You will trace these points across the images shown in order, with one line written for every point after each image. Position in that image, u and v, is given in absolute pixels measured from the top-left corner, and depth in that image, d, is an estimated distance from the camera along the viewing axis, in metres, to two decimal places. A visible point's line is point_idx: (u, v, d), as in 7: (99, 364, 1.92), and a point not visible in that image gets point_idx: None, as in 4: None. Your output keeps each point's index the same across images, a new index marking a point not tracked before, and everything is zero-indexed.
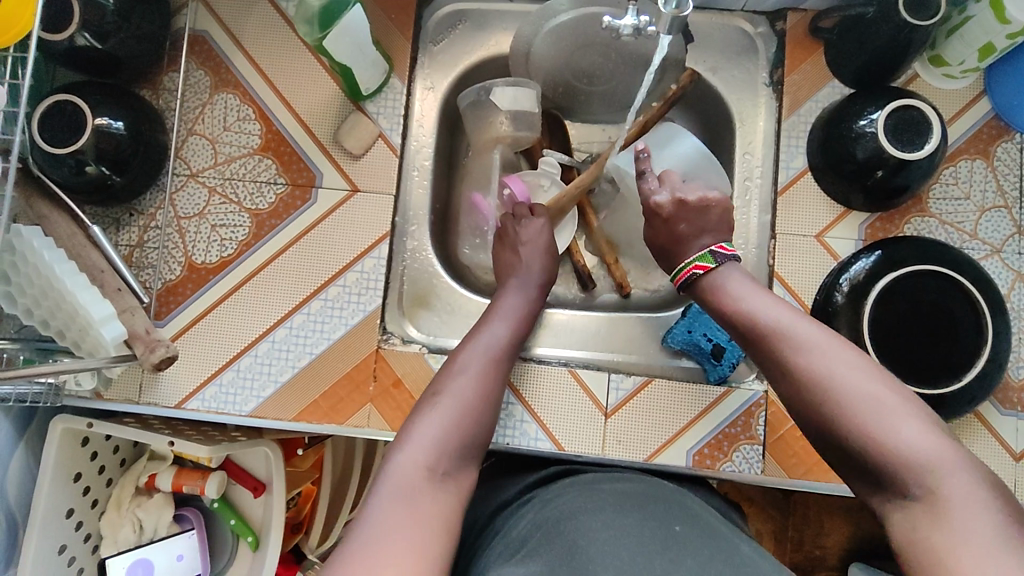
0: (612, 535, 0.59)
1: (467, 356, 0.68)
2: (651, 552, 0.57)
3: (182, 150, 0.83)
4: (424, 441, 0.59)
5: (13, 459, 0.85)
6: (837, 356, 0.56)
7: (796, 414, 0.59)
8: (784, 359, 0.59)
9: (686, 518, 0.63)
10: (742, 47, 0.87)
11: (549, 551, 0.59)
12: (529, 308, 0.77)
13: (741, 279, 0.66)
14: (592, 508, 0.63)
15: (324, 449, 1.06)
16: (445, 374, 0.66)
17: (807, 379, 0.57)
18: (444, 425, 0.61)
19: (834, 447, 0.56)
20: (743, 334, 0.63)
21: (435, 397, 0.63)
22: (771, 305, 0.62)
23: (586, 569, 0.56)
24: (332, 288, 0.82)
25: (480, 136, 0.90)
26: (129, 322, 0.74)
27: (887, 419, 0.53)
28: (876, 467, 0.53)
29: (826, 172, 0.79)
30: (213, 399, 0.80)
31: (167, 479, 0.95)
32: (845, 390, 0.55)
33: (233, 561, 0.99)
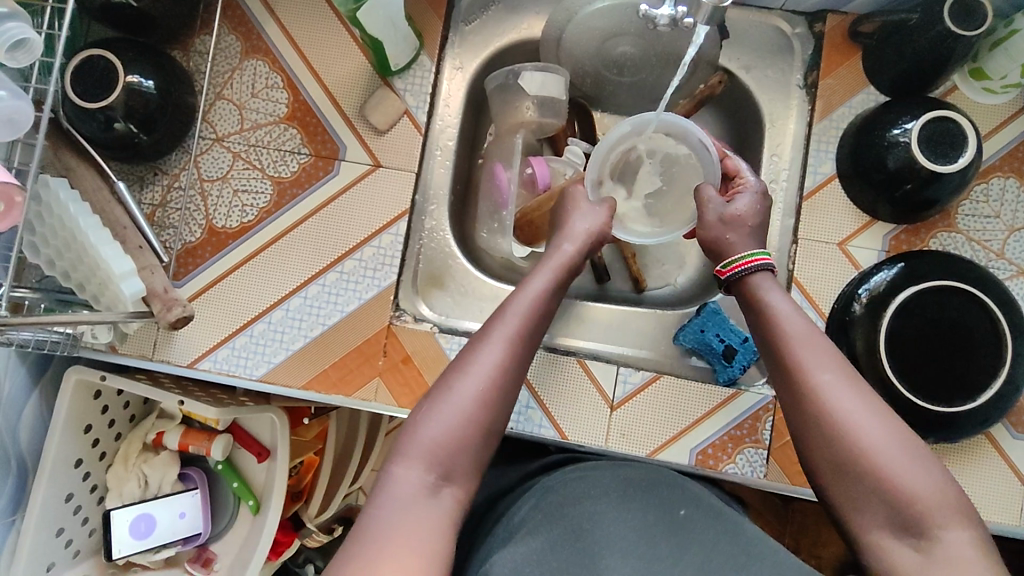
0: (620, 523, 0.62)
1: (501, 329, 0.61)
2: (657, 535, 0.62)
3: (210, 114, 0.83)
4: (448, 421, 0.55)
5: (28, 406, 0.87)
6: (857, 390, 0.57)
7: (800, 438, 0.59)
8: (808, 380, 0.58)
9: (688, 497, 0.67)
10: (778, 47, 0.86)
11: (552, 529, 0.61)
12: (567, 263, 0.69)
13: (779, 296, 0.65)
14: (600, 493, 0.65)
15: (328, 420, 1.08)
16: (472, 348, 0.60)
17: (827, 402, 0.56)
18: (467, 408, 0.56)
19: (835, 476, 0.55)
20: (774, 350, 0.62)
21: (457, 375, 0.58)
22: (807, 328, 0.62)
23: (592, 552, 0.59)
24: (348, 262, 0.82)
25: (505, 119, 0.89)
26: (147, 280, 0.75)
27: (902, 460, 0.53)
28: (880, 501, 0.53)
29: (854, 180, 0.78)
30: (225, 361, 0.81)
31: (174, 438, 0.97)
32: (865, 420, 0.55)
33: (234, 522, 1.01)
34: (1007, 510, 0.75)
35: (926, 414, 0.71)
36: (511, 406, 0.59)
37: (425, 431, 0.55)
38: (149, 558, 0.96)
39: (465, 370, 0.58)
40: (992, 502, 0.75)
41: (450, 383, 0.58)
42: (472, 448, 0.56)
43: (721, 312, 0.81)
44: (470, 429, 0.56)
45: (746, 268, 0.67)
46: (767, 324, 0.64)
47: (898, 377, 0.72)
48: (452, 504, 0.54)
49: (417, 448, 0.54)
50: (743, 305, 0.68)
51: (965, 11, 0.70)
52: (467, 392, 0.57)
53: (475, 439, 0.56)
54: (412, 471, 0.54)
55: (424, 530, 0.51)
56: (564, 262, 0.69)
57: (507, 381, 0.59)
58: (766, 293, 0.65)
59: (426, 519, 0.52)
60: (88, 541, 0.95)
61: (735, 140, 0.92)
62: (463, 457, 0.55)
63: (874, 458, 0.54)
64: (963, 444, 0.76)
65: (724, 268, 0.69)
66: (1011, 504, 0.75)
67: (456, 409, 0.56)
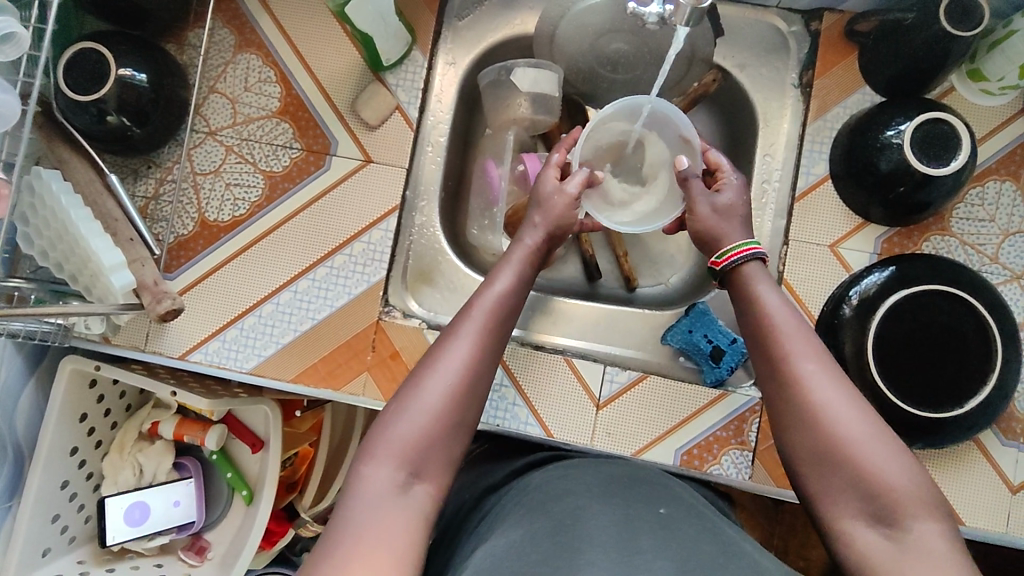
0: (600, 514, 0.60)
1: (468, 323, 0.61)
2: (636, 527, 0.59)
3: (203, 106, 0.84)
4: (419, 410, 0.56)
5: (24, 394, 0.88)
6: (836, 383, 0.56)
7: (778, 427, 0.58)
8: (787, 371, 0.57)
9: (671, 501, 0.66)
10: (774, 45, 0.85)
11: (534, 525, 0.59)
12: (528, 256, 0.69)
13: (768, 286, 0.63)
14: (580, 491, 0.64)
15: (322, 413, 1.09)
16: (441, 342, 0.60)
17: (805, 393, 0.56)
18: (436, 404, 0.56)
19: (810, 466, 0.55)
20: (756, 340, 0.61)
21: (427, 370, 0.58)
22: (792, 317, 0.60)
23: (573, 542, 0.56)
24: (338, 257, 0.82)
25: (498, 116, 0.90)
26: (138, 272, 0.77)
27: (875, 453, 0.53)
28: (853, 490, 0.53)
29: (847, 181, 0.77)
30: (216, 354, 0.81)
31: (168, 428, 0.98)
32: (840, 411, 0.54)
33: (228, 512, 1.02)
34: (994, 517, 0.74)
35: (913, 419, 0.71)
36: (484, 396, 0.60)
37: (397, 420, 0.56)
38: (143, 546, 0.97)
39: (434, 366, 0.58)
40: (979, 508, 0.75)
41: (420, 380, 0.58)
42: (444, 437, 0.56)
43: (710, 312, 0.81)
44: (440, 417, 0.56)
45: (743, 257, 0.65)
46: (749, 313, 0.62)
47: (885, 381, 0.71)
48: (427, 504, 0.54)
49: (390, 436, 0.55)
50: (730, 294, 0.67)
51: (962, 11, 0.69)
52: (436, 382, 0.57)
53: (444, 433, 0.56)
54: (383, 469, 0.54)
55: (398, 526, 0.51)
56: (526, 257, 0.68)
57: (477, 371, 0.59)
58: (757, 282, 0.63)
59: (399, 516, 0.52)
60: (84, 527, 0.96)
61: (729, 138, 0.91)
62: (436, 445, 0.56)
63: (848, 449, 0.53)
64: (952, 451, 0.75)
65: (720, 259, 0.66)
66: (998, 510, 0.74)
67: (424, 407, 0.56)
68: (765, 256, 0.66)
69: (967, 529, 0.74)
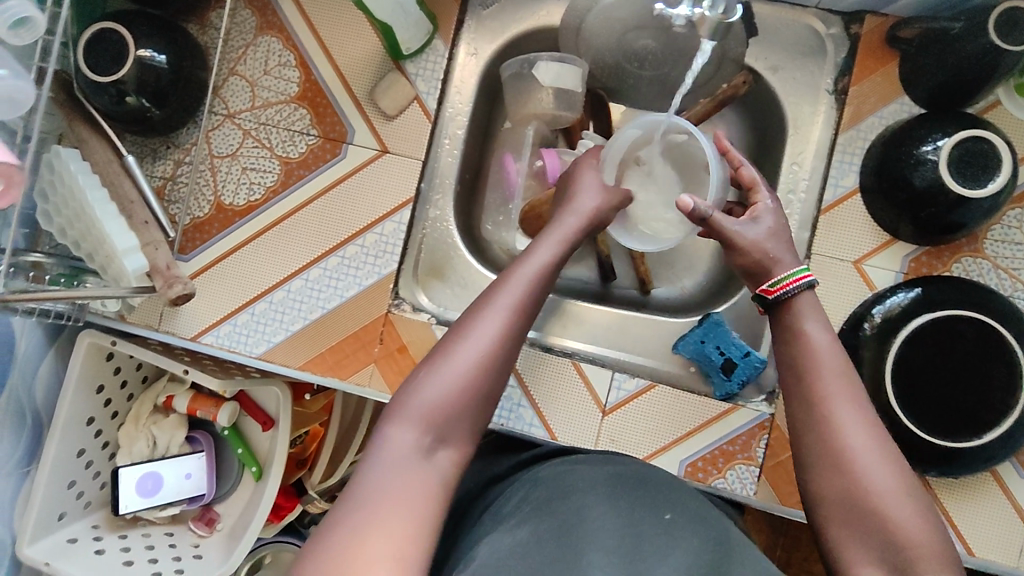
0: (605, 518, 0.52)
1: (506, 292, 0.58)
2: (641, 538, 0.51)
3: (222, 89, 0.83)
4: (448, 381, 0.53)
5: (44, 364, 0.87)
6: (870, 433, 0.54)
7: (802, 466, 0.56)
8: (822, 410, 0.56)
9: (683, 504, 0.57)
10: (810, 47, 0.81)
11: (542, 522, 0.52)
12: (570, 235, 0.65)
13: (818, 325, 0.60)
14: (585, 487, 0.56)
15: (333, 394, 1.10)
16: (476, 310, 0.57)
17: (838, 436, 0.54)
18: (467, 378, 0.54)
19: (832, 508, 0.53)
20: (793, 376, 0.59)
21: (458, 340, 0.55)
22: (836, 359, 0.58)
23: (579, 548, 0.49)
24: (350, 247, 0.82)
25: (519, 108, 0.88)
26: (151, 256, 0.76)
27: (900, 506, 0.51)
28: (872, 538, 0.51)
29: (877, 197, 0.74)
30: (227, 337, 0.82)
31: (182, 402, 0.98)
32: (871, 459, 0.53)
33: (237, 487, 1.01)
34: (1006, 550, 0.72)
35: (928, 447, 0.69)
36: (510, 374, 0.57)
37: (423, 390, 0.53)
38: (155, 515, 0.98)
39: (467, 332, 0.55)
40: (990, 540, 0.72)
41: (453, 344, 0.55)
42: (471, 410, 0.54)
43: (724, 324, 0.79)
44: (469, 394, 0.54)
45: (797, 286, 0.62)
46: (790, 348, 0.60)
47: (900, 406, 0.69)
48: None
49: (413, 410, 0.52)
50: (772, 322, 0.64)
51: (1012, 23, 0.65)
52: (469, 354, 0.54)
53: (470, 409, 0.54)
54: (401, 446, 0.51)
55: (414, 493, 0.49)
56: (573, 237, 0.65)
57: (512, 345, 0.56)
58: (807, 318, 0.60)
59: (419, 483, 0.50)
60: (99, 494, 0.97)
61: (757, 141, 0.88)
62: (463, 419, 0.53)
63: (875, 496, 0.52)
64: (965, 479, 0.73)
65: (772, 287, 0.62)
66: (1010, 544, 0.72)
67: (458, 376, 0.53)
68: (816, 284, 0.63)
69: (975, 561, 0.72)
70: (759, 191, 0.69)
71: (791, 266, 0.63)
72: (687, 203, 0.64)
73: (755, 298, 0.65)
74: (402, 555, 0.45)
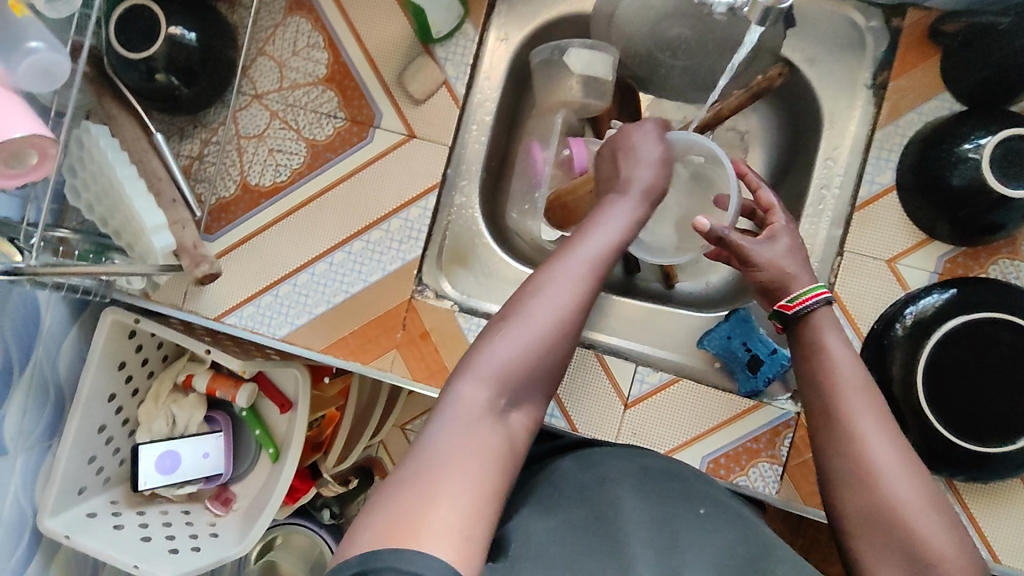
0: (636, 510, 0.52)
1: (578, 254, 0.57)
2: (676, 529, 0.51)
3: (250, 69, 0.83)
4: (524, 338, 0.52)
5: (67, 339, 0.87)
6: (895, 449, 0.53)
7: (826, 479, 0.55)
8: (845, 425, 0.54)
9: (711, 500, 0.56)
10: (848, 40, 0.80)
11: (575, 510, 0.52)
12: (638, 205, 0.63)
13: (837, 337, 0.59)
14: (615, 479, 0.55)
15: (351, 379, 1.09)
16: (548, 269, 0.56)
17: (862, 449, 0.53)
18: (541, 336, 0.53)
19: (858, 523, 0.52)
20: (813, 388, 0.58)
21: (533, 298, 0.54)
22: (857, 372, 0.57)
23: (617, 536, 0.49)
24: (374, 231, 0.81)
25: (547, 96, 0.87)
26: (178, 234, 0.76)
27: (930, 522, 0.50)
28: (901, 555, 0.50)
29: (914, 195, 0.72)
30: (250, 318, 0.82)
31: (202, 381, 0.98)
32: (897, 475, 0.51)
33: (254, 467, 1.02)
34: None
35: (959, 451, 0.67)
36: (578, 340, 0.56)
37: (497, 348, 0.52)
38: (174, 493, 0.98)
39: (542, 290, 0.54)
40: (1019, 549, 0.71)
41: (527, 302, 0.54)
42: (543, 368, 0.53)
43: (752, 320, 0.78)
44: (543, 352, 0.52)
45: (813, 303, 0.60)
46: (809, 361, 0.59)
47: (932, 408, 0.68)
48: None
49: (488, 367, 0.51)
50: (789, 334, 0.63)
51: None
52: (544, 312, 0.53)
53: (542, 368, 0.52)
54: (470, 404, 0.49)
55: (479, 452, 0.47)
56: (644, 206, 0.63)
57: (585, 306, 0.55)
58: (826, 330, 0.59)
59: (491, 442, 0.48)
60: (118, 470, 0.96)
61: (792, 136, 0.87)
62: (535, 379, 0.52)
63: (901, 511, 0.50)
64: (994, 485, 0.72)
65: (791, 303, 0.61)
66: None
67: (533, 333, 0.52)
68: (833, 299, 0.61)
69: (1002, 569, 0.71)
70: (775, 215, 0.67)
71: (809, 282, 0.62)
72: (702, 223, 0.63)
73: (773, 314, 0.63)
74: (469, 513, 0.44)
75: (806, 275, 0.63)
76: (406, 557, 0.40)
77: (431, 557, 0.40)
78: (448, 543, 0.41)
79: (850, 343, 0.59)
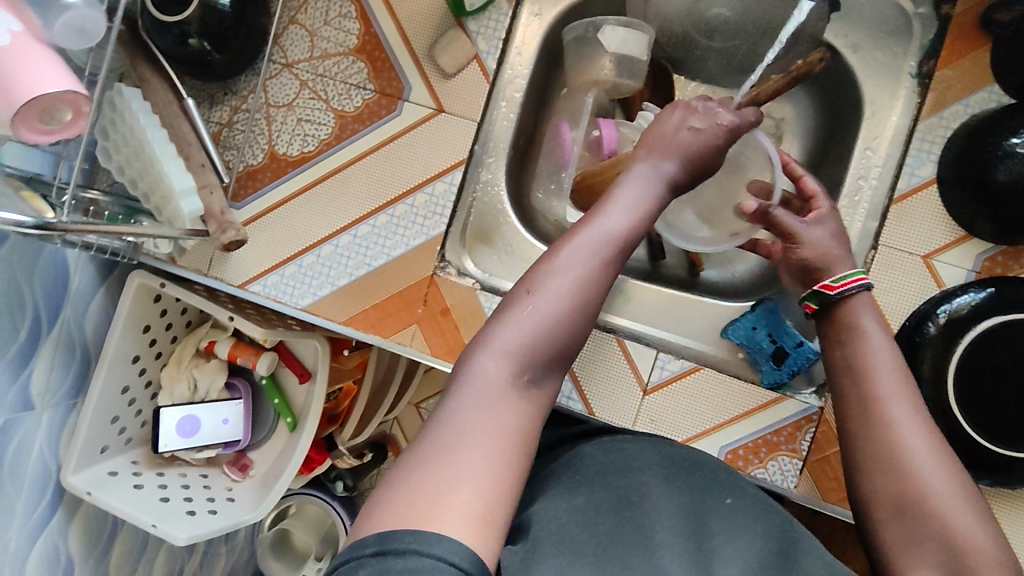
0: (663, 500, 0.51)
1: (597, 227, 0.55)
2: (704, 516, 0.51)
3: (282, 37, 0.82)
4: (540, 313, 0.51)
5: (95, 300, 0.88)
6: (929, 435, 0.52)
7: (854, 465, 0.54)
8: (877, 409, 0.53)
9: (735, 488, 0.56)
10: (895, 27, 0.78)
11: (597, 493, 0.51)
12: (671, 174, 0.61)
13: (874, 322, 0.59)
14: (639, 467, 0.55)
15: (369, 354, 1.09)
16: (567, 242, 0.55)
17: (895, 435, 0.52)
18: (558, 311, 0.51)
19: (886, 510, 0.51)
20: (845, 374, 0.57)
21: (550, 273, 0.53)
22: (892, 359, 0.56)
23: (644, 525, 0.49)
24: (399, 206, 0.81)
25: (579, 75, 0.86)
26: (207, 199, 0.76)
27: (961, 509, 0.48)
28: (931, 541, 0.48)
29: (955, 189, 0.70)
30: (274, 287, 0.82)
31: (224, 348, 0.99)
32: (928, 460, 0.50)
33: (271, 436, 1.03)
34: None
35: (987, 455, 0.66)
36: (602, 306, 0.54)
37: (513, 323, 0.51)
38: (193, 456, 0.99)
39: (559, 265, 0.53)
40: None
41: (543, 276, 0.53)
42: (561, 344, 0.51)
43: (780, 312, 0.77)
44: (559, 328, 0.51)
45: (855, 287, 0.60)
46: (844, 346, 0.58)
47: (962, 410, 0.66)
48: None
49: (504, 343, 0.50)
50: (823, 319, 0.63)
51: None
52: (562, 287, 0.52)
53: (559, 344, 0.51)
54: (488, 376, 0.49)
55: (498, 427, 0.47)
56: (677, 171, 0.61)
57: (603, 282, 0.54)
58: (863, 314, 0.59)
59: (509, 417, 0.48)
60: (140, 431, 0.98)
61: (830, 125, 0.85)
62: (552, 355, 0.51)
63: (934, 499, 0.49)
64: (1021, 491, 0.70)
65: (834, 284, 0.62)
66: None
67: (549, 308, 0.51)
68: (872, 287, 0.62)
69: None
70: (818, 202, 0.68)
71: (849, 268, 0.63)
72: (749, 205, 0.70)
73: (812, 295, 0.63)
74: (489, 484, 0.44)
75: (842, 262, 0.63)
76: (433, 543, 0.39)
77: (450, 541, 0.40)
78: (467, 526, 0.41)
79: (889, 329, 0.59)
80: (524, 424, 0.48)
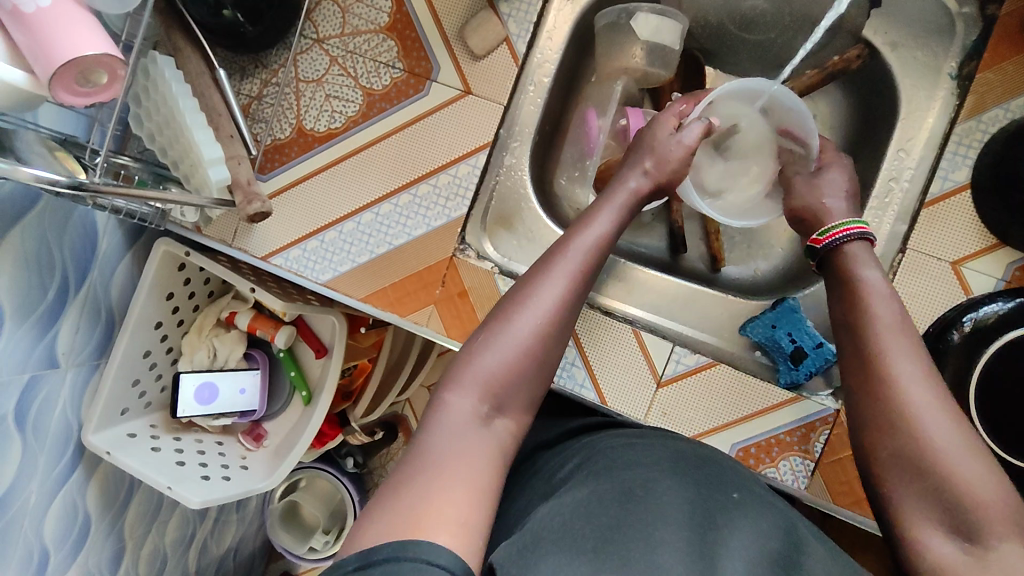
0: (668, 493, 0.51)
1: (563, 263, 0.57)
2: (712, 512, 0.50)
3: (314, 12, 0.82)
4: (506, 352, 0.53)
5: (121, 265, 0.90)
6: (933, 390, 0.50)
7: (857, 421, 0.54)
8: (878, 364, 0.53)
9: (744, 486, 0.55)
10: (937, 25, 0.75)
11: (600, 486, 0.51)
12: (629, 201, 0.65)
13: (874, 273, 0.58)
14: (650, 463, 0.54)
15: (385, 333, 1.10)
16: (532, 280, 0.57)
17: (897, 389, 0.51)
18: (524, 346, 0.53)
19: (889, 465, 0.51)
20: (847, 330, 0.57)
21: (515, 312, 0.55)
22: (894, 312, 0.55)
23: (644, 512, 0.48)
24: (422, 186, 0.81)
25: (608, 63, 0.86)
26: (233, 169, 0.76)
27: (965, 463, 0.47)
28: (932, 495, 0.48)
29: (990, 195, 0.68)
30: (295, 261, 0.83)
31: (244, 320, 1.00)
32: (931, 414, 0.49)
33: (286, 408, 1.05)
34: None
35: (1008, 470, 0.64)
36: (566, 342, 0.57)
37: (480, 359, 0.53)
38: (209, 423, 1.01)
39: (526, 304, 0.55)
40: None
41: (509, 316, 0.55)
42: (528, 382, 0.53)
43: (800, 311, 0.75)
44: (526, 363, 0.53)
45: (846, 235, 0.61)
46: (845, 299, 0.58)
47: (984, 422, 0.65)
48: (506, 427, 0.52)
49: (471, 379, 0.52)
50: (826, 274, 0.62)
51: None
52: (525, 327, 0.54)
53: (525, 376, 0.53)
54: (463, 402, 0.51)
55: (474, 458, 0.48)
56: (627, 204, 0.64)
57: (564, 318, 0.56)
58: (861, 264, 0.58)
59: (478, 448, 0.49)
60: (158, 396, 1.00)
61: (864, 124, 0.84)
62: (519, 391, 0.53)
63: (936, 455, 0.48)
64: None
65: (820, 237, 0.63)
66: None
67: (513, 346, 0.53)
68: (871, 236, 0.61)
69: None
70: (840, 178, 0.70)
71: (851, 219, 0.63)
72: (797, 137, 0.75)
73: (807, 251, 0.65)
74: (472, 494, 0.45)
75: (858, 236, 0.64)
76: (412, 546, 0.40)
77: (437, 545, 0.41)
78: (450, 530, 0.42)
79: (887, 278, 0.58)
80: (498, 443, 0.50)
